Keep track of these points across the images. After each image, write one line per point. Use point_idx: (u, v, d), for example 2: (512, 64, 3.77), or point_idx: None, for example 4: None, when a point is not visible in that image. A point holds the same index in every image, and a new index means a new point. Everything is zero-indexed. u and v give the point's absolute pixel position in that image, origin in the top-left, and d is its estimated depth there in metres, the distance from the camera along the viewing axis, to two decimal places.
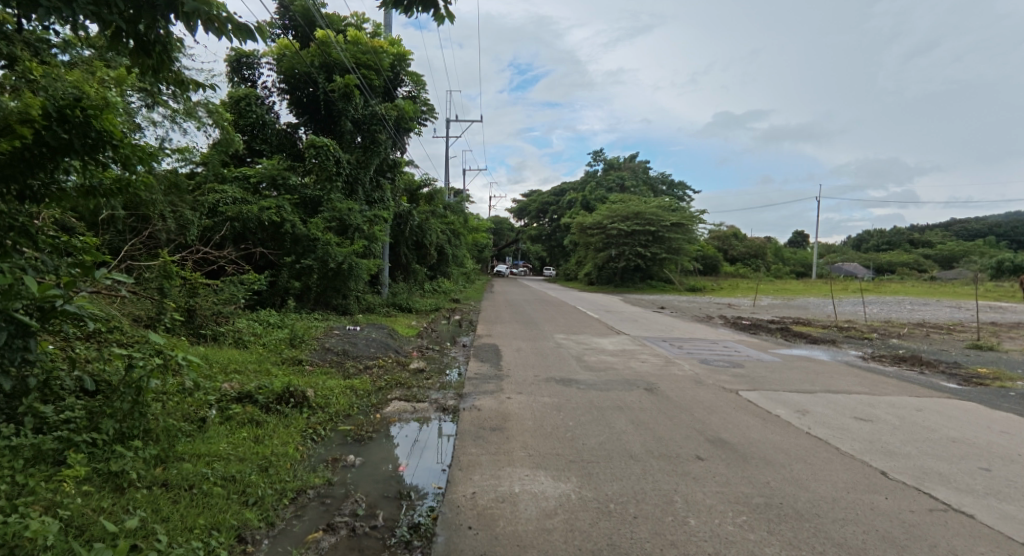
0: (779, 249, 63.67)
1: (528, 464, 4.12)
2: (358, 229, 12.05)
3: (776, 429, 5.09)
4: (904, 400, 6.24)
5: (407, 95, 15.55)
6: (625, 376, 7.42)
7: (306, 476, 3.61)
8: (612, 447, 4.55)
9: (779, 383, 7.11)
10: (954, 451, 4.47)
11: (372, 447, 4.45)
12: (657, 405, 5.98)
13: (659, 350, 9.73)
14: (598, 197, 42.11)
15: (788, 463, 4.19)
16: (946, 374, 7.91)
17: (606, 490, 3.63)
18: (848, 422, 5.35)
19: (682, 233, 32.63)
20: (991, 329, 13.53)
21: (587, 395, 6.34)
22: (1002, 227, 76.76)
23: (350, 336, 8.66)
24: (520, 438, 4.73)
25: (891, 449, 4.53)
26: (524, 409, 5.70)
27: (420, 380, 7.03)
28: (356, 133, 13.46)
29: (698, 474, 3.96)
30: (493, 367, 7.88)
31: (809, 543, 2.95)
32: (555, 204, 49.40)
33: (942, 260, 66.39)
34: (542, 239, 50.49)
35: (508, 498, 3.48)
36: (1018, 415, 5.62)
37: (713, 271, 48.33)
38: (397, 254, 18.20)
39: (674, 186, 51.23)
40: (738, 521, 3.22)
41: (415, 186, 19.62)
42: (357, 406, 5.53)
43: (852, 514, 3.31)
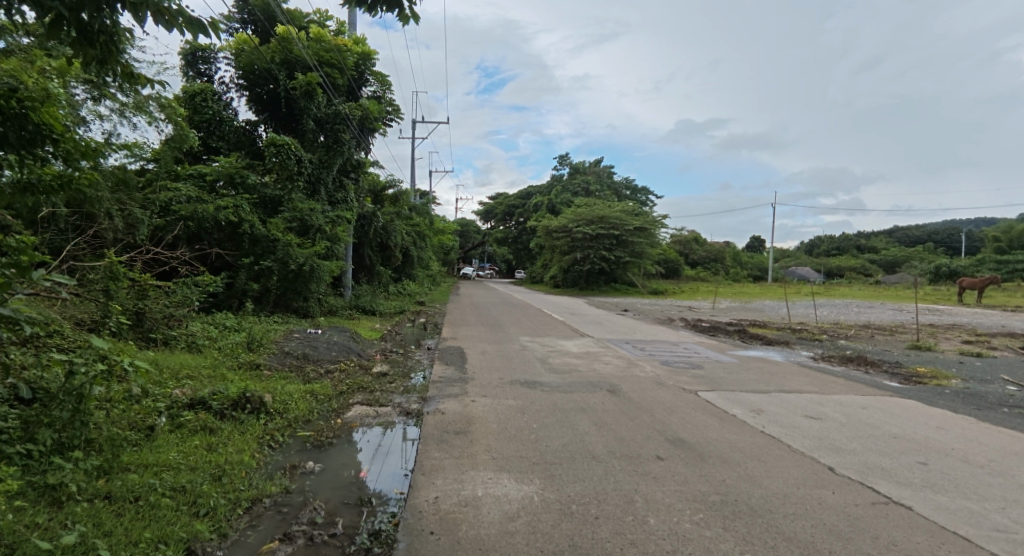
0: (737, 253, 65.91)
1: (491, 467, 4.11)
2: (320, 230, 11.81)
3: (732, 428, 5.26)
4: (851, 398, 6.56)
5: (372, 95, 15.36)
6: (588, 378, 7.52)
7: (262, 485, 3.50)
8: (575, 448, 4.60)
9: (735, 384, 7.35)
10: (895, 447, 4.73)
11: (333, 453, 4.37)
12: (620, 406, 6.08)
13: (622, 352, 9.90)
14: (563, 200, 42.55)
15: (743, 461, 4.34)
16: (888, 373, 8.37)
17: (569, 491, 3.67)
18: (799, 420, 5.58)
19: (645, 237, 33.34)
20: (930, 330, 14.40)
21: (551, 397, 6.38)
22: (940, 234, 81.72)
23: (311, 339, 8.46)
24: (483, 441, 4.73)
25: (838, 446, 4.75)
26: (488, 411, 5.70)
27: (383, 384, 6.93)
28: (319, 132, 13.20)
29: (657, 473, 4.05)
30: (457, 370, 7.84)
31: (762, 538, 3.06)
32: (521, 207, 49.67)
33: (885, 265, 70.23)
34: (508, 242, 50.61)
35: (471, 501, 3.47)
36: (952, 412, 5.99)
37: (675, 274, 49.59)
38: (360, 256, 17.88)
39: (637, 190, 52.32)
40: (695, 518, 3.31)
41: (379, 187, 19.38)
42: (318, 411, 5.41)
43: (802, 509, 3.44)
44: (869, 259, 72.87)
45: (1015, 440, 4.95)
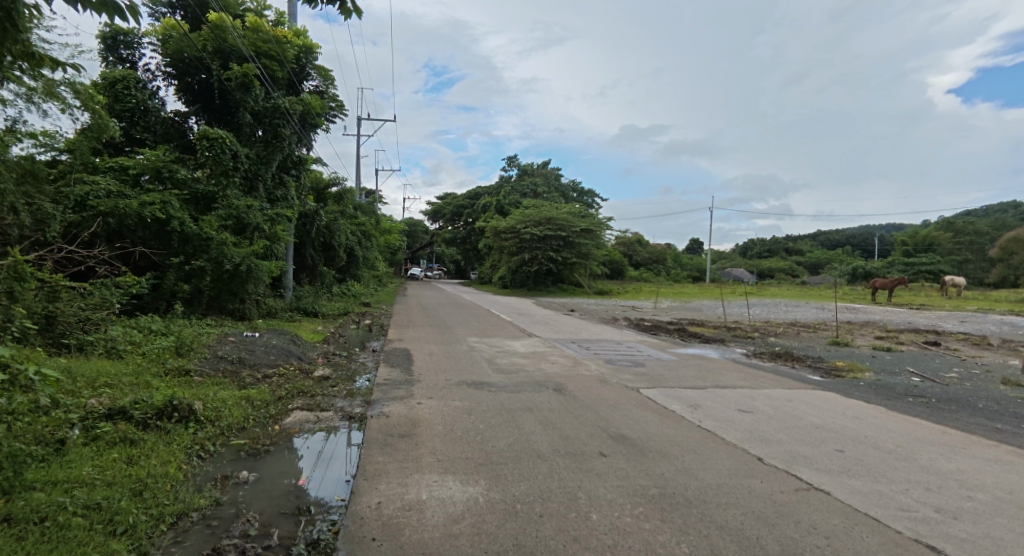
0: (677, 255, 68.56)
1: (436, 469, 4.07)
2: (257, 228, 11.30)
3: (672, 423, 5.46)
4: (779, 392, 6.98)
5: (314, 90, 14.85)
6: (535, 378, 7.59)
7: (189, 498, 3.31)
8: (521, 447, 4.64)
9: (675, 380, 7.65)
10: (816, 436, 5.07)
11: (270, 461, 4.18)
12: (565, 405, 6.18)
13: (568, 352, 10.07)
14: (511, 201, 42.73)
15: (680, 455, 4.52)
16: (812, 367, 8.96)
17: (513, 491, 3.69)
18: (733, 414, 5.87)
19: (591, 239, 34.02)
20: (849, 327, 15.51)
21: (497, 397, 6.41)
22: (858, 238, 88.43)
23: (247, 343, 8.07)
24: (429, 444, 4.67)
25: (767, 437, 5.03)
26: (434, 414, 5.63)
27: (325, 388, 6.71)
28: (256, 126, 12.64)
29: (600, 470, 4.15)
30: (403, 372, 7.71)
31: (696, 528, 3.20)
32: (469, 208, 49.53)
33: (810, 267, 75.21)
34: (456, 242, 50.29)
35: (415, 505, 3.42)
36: (866, 402, 6.51)
37: (619, 274, 51.00)
38: (302, 256, 17.28)
39: (584, 193, 53.43)
40: (635, 512, 3.42)
41: (322, 185, 18.76)
42: (253, 418, 5.17)
43: (733, 497, 3.64)
44: (796, 260, 77.79)
45: (918, 427, 5.43)
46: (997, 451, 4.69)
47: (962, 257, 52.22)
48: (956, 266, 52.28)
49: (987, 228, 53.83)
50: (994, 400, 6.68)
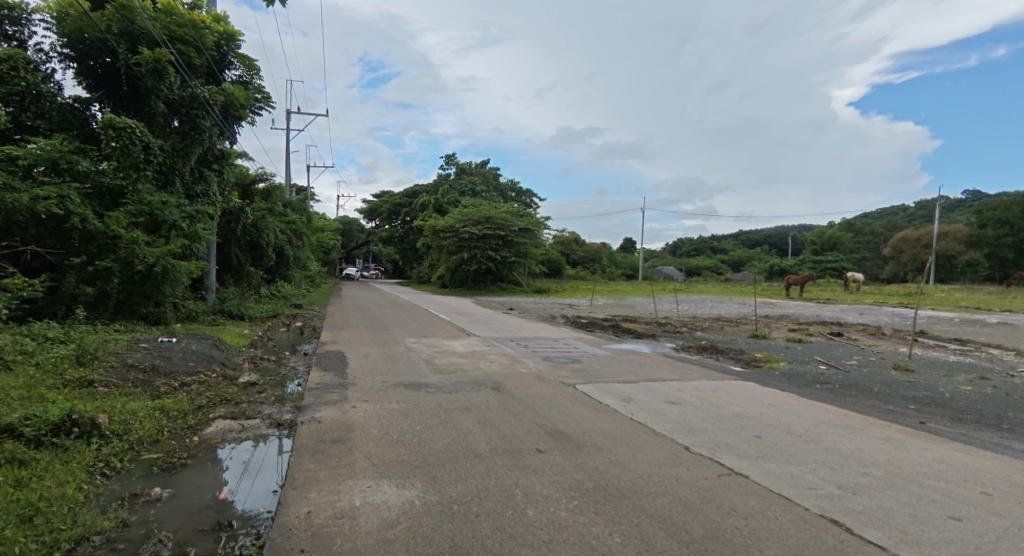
0: (612, 255, 70.77)
1: (370, 474, 3.96)
2: (174, 226, 10.50)
3: (605, 417, 5.63)
4: (704, 383, 7.38)
5: (237, 80, 14.02)
6: (474, 377, 7.57)
7: (91, 521, 3.03)
8: (458, 447, 4.61)
9: (609, 375, 7.90)
10: (737, 424, 5.40)
11: (188, 476, 3.90)
12: (503, 403, 6.21)
13: (507, 350, 10.13)
14: (450, 200, 42.41)
15: (614, 447, 4.67)
16: (734, 359, 9.55)
17: (450, 492, 3.66)
18: (663, 406, 6.14)
19: (530, 238, 34.39)
20: (766, 320, 16.67)
21: (435, 398, 6.34)
22: (775, 237, 95.09)
23: (162, 349, 7.48)
24: (363, 448, 4.54)
25: (694, 427, 5.29)
26: (369, 417, 5.48)
27: (250, 395, 6.34)
28: (171, 116, 11.76)
29: (537, 466, 4.20)
30: (336, 376, 7.43)
31: (627, 517, 3.32)
32: (407, 206, 48.68)
33: (733, 264, 80.26)
34: (394, 241, 49.20)
35: (348, 512, 3.32)
36: (781, 390, 7.02)
37: (557, 273, 51.98)
38: (227, 256, 16.31)
39: (522, 193, 54.03)
40: (570, 506, 3.49)
41: (248, 180, 17.74)
42: (168, 430, 4.79)
43: (662, 486, 3.80)
44: (721, 259, 82.53)
45: (825, 411, 5.91)
46: (888, 430, 5.20)
47: (862, 256, 57.65)
48: (857, 264, 57.63)
49: (883, 230, 59.66)
50: (888, 384, 7.39)
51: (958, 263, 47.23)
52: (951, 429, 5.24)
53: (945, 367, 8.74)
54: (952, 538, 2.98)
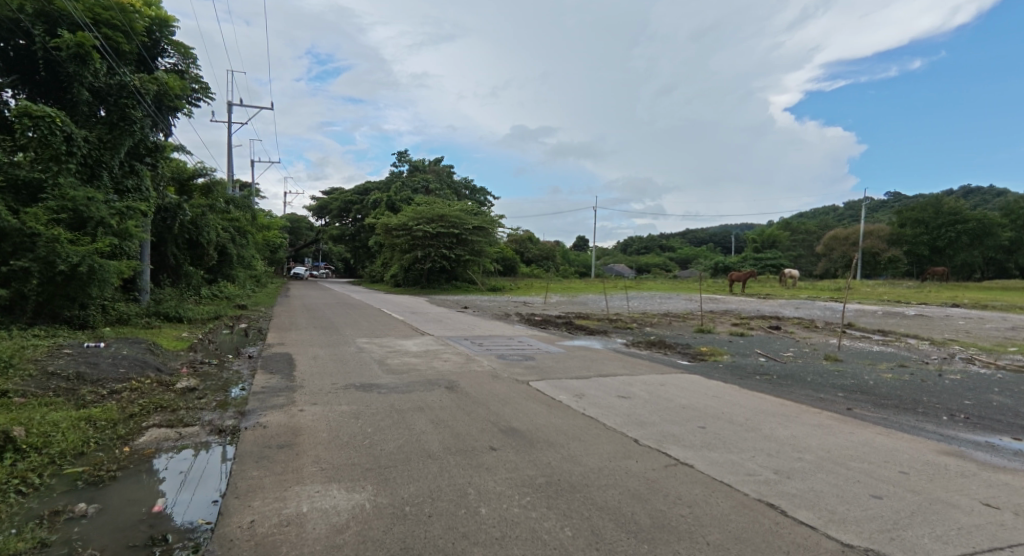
0: (566, 253, 71.84)
1: (319, 479, 3.85)
2: (101, 223, 9.82)
3: (558, 413, 5.71)
4: (652, 377, 7.61)
5: (172, 68, 13.27)
6: (427, 377, 7.48)
7: (2, 544, 2.79)
8: (411, 448, 4.55)
9: (562, 371, 8.02)
10: (683, 416, 5.60)
11: (119, 489, 3.67)
12: (456, 401, 6.18)
13: (461, 349, 10.09)
14: (403, 198, 41.77)
15: (566, 442, 4.74)
16: (680, 353, 9.90)
17: (402, 493, 3.61)
18: (613, 400, 6.29)
19: (484, 236, 34.28)
20: (710, 315, 17.39)
21: (387, 399, 6.23)
22: (719, 236, 99.60)
23: (88, 355, 6.98)
24: (312, 452, 4.41)
25: (643, 420, 5.44)
26: (317, 420, 5.32)
27: (189, 401, 6.02)
28: (97, 105, 10.99)
29: (490, 464, 4.21)
30: (283, 379, 7.18)
31: (578, 511, 3.38)
32: (358, 203, 47.54)
33: (680, 262, 83.27)
34: (345, 239, 47.97)
35: (294, 519, 3.21)
36: (724, 382, 7.34)
37: (511, 271, 52.22)
38: (163, 255, 15.41)
39: (477, 191, 53.92)
40: (523, 502, 3.52)
41: (186, 175, 16.83)
42: (94, 441, 4.48)
43: (612, 479, 3.89)
44: (669, 256, 85.36)
45: (763, 400, 6.23)
46: (820, 417, 5.54)
47: (797, 253, 61.14)
48: (793, 261, 61.06)
49: (816, 229, 63.41)
50: (820, 373, 7.86)
51: (881, 260, 50.91)
52: (874, 414, 5.64)
53: (870, 357, 9.40)
54: (873, 515, 3.21)
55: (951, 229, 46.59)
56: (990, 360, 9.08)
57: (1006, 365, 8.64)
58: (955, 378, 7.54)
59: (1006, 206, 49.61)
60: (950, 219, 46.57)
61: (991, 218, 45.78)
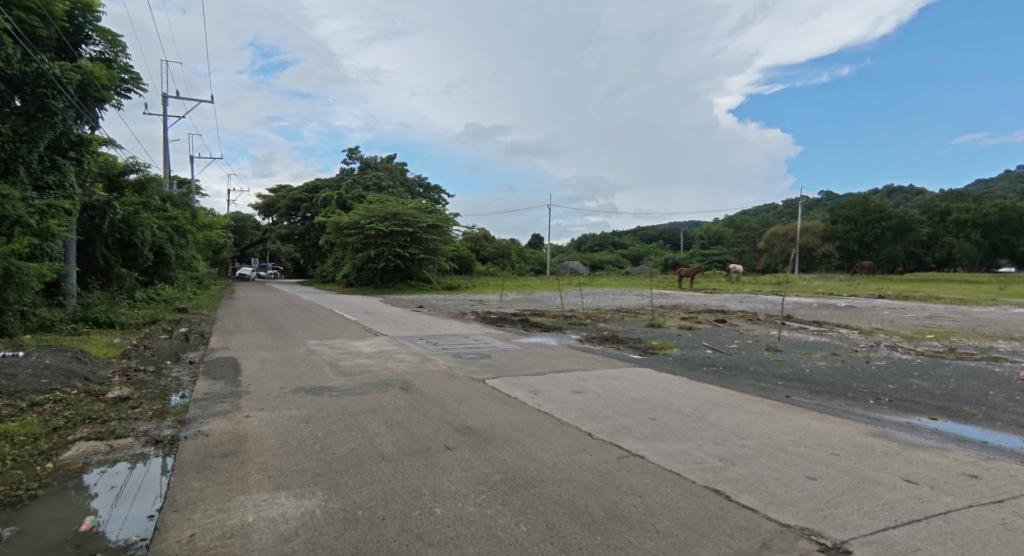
0: (521, 250, 72.25)
1: (266, 487, 3.70)
2: (18, 222, 9.07)
3: (513, 410, 5.73)
4: (606, 372, 7.77)
5: (98, 56, 12.42)
6: (380, 378, 7.33)
7: None
8: (363, 451, 4.46)
9: (518, 369, 8.05)
10: (635, 408, 5.74)
11: (43, 508, 3.41)
12: (411, 402, 6.09)
13: (416, 348, 9.97)
14: (355, 196, 40.81)
15: (521, 439, 4.76)
16: (632, 348, 10.15)
17: (354, 497, 3.53)
18: (568, 395, 6.38)
19: (439, 235, 33.92)
20: (661, 310, 17.94)
21: (339, 401, 6.07)
22: (668, 234, 102.90)
23: (5, 366, 6.43)
24: (258, 460, 4.24)
25: (596, 414, 5.55)
26: (264, 426, 5.11)
27: (122, 411, 5.65)
28: (12, 94, 10.06)
29: (446, 463, 4.18)
30: (228, 384, 6.86)
31: (533, 506, 3.40)
32: (308, 201, 46.04)
33: (632, 259, 85.43)
34: (294, 239, 46.31)
35: (239, 530, 3.08)
36: (673, 374, 7.58)
37: (467, 269, 52.06)
38: (92, 256, 14.38)
39: (431, 189, 53.37)
40: (478, 500, 3.51)
41: (116, 171, 15.79)
42: (11, 459, 4.14)
43: (566, 473, 3.94)
44: (622, 253, 87.41)
45: (710, 391, 6.48)
46: (761, 405, 5.80)
47: (741, 249, 63.96)
48: (737, 256, 63.84)
49: (758, 226, 66.50)
50: (762, 363, 8.24)
51: (817, 254, 54.03)
52: (810, 401, 5.98)
53: (807, 347, 9.95)
54: (809, 496, 3.40)
55: (877, 226, 50.03)
56: (911, 346, 9.80)
57: (925, 351, 9.36)
58: (882, 364, 8.08)
59: (924, 204, 53.75)
60: (876, 217, 49.98)
61: (911, 215, 49.49)
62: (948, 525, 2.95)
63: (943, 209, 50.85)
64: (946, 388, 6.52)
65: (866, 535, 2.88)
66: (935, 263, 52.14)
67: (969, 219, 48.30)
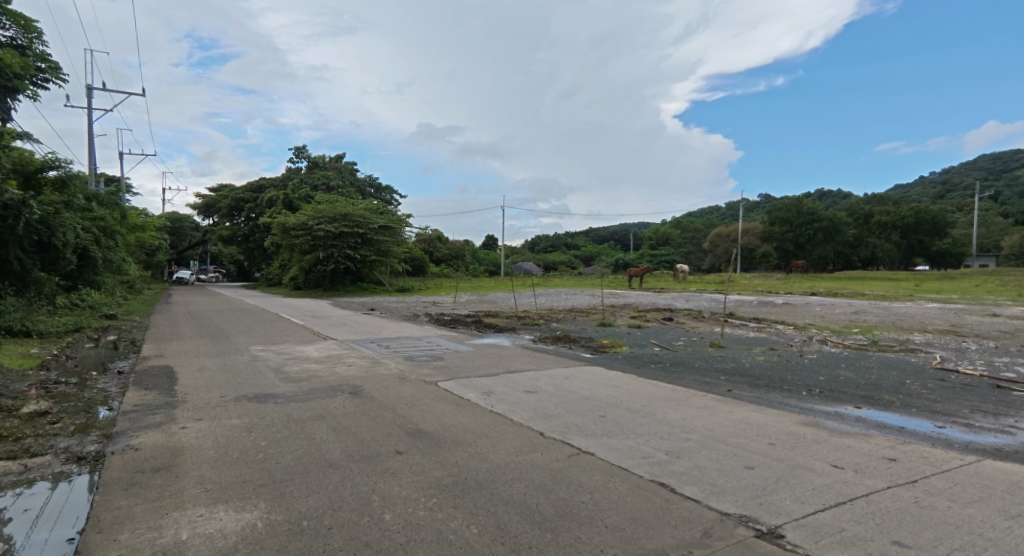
0: (475, 252, 72.12)
1: (203, 501, 3.52)
2: None
3: (466, 411, 5.69)
4: (558, 371, 7.87)
5: (8, 42, 11.45)
6: (328, 383, 7.12)
7: None
8: (310, 459, 4.31)
9: (470, 370, 8.02)
10: (586, 406, 5.83)
11: None
12: (361, 407, 5.95)
13: (366, 352, 9.75)
14: (302, 196, 39.51)
15: (474, 440, 4.74)
16: (584, 347, 10.33)
17: (300, 508, 3.41)
18: (520, 395, 6.41)
19: (390, 235, 33.34)
20: (612, 310, 18.36)
21: (284, 409, 5.84)
22: (619, 234, 105.58)
23: None
24: (195, 473, 4.02)
25: (548, 412, 5.60)
26: (202, 438, 4.85)
27: (40, 427, 5.21)
28: None
29: (396, 468, 4.10)
30: (162, 395, 6.46)
31: (484, 508, 3.39)
32: (252, 201, 44.16)
33: (584, 260, 87.01)
34: (236, 240, 44.23)
35: (171, 549, 2.90)
36: (623, 372, 7.76)
37: (421, 271, 51.39)
38: (4, 259, 13.18)
39: (382, 190, 52.42)
40: (428, 504, 3.46)
41: (32, 167, 14.57)
42: None
43: (518, 473, 3.96)
44: (574, 254, 88.85)
45: (657, 387, 6.68)
46: (705, 399, 6.02)
47: (688, 249, 66.38)
48: (684, 257, 66.21)
49: (702, 227, 69.21)
50: (705, 359, 8.58)
51: (756, 254, 56.86)
52: (749, 393, 6.27)
53: (747, 342, 10.45)
54: (747, 484, 3.55)
55: (810, 227, 53.13)
56: (839, 340, 10.48)
57: (852, 344, 10.02)
58: (814, 357, 8.60)
59: (850, 207, 57.66)
60: (808, 219, 53.08)
61: (839, 217, 52.94)
62: (870, 505, 3.16)
63: (867, 211, 54.64)
64: (869, 378, 7.01)
65: (797, 519, 3.04)
66: (860, 262, 55.99)
67: (890, 221, 52.19)
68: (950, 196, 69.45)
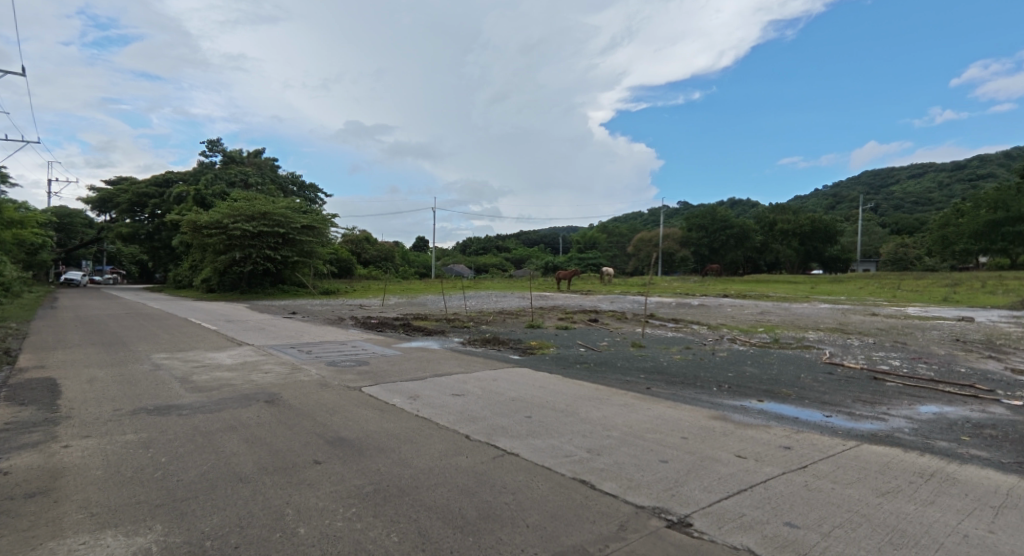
0: (405, 253, 70.78)
1: (87, 527, 3.16)
2: None
3: (390, 417, 5.53)
4: (485, 373, 7.86)
5: None
6: (241, 392, 6.66)
7: None
8: (217, 473, 4.00)
9: (396, 374, 7.82)
10: (513, 408, 5.85)
11: None
12: (276, 416, 5.62)
13: (285, 357, 9.24)
14: (216, 192, 36.93)
15: (397, 446, 4.62)
16: (513, 349, 10.41)
17: (203, 527, 3.15)
18: (447, 398, 6.33)
19: (314, 235, 31.95)
20: (540, 312, 18.69)
21: (190, 421, 5.39)
22: (548, 237, 107.73)
23: None
24: (80, 496, 3.61)
25: (474, 415, 5.57)
26: (90, 456, 4.37)
27: None
28: None
29: (313, 479, 3.90)
30: (42, 410, 5.75)
31: (406, 515, 3.30)
32: (157, 196, 40.65)
33: (515, 262, 87.93)
34: (138, 239, 40.46)
35: None
36: (550, 373, 7.88)
37: (347, 273, 49.63)
38: None
39: (306, 188, 50.14)
40: (347, 514, 3.32)
41: None
42: None
43: (442, 477, 3.90)
44: (506, 257, 89.58)
45: (582, 387, 6.84)
46: (626, 397, 6.24)
47: (614, 253, 68.97)
48: (610, 261, 68.69)
49: (626, 232, 72.19)
50: (628, 359, 8.91)
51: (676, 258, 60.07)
52: (667, 391, 6.57)
53: (666, 342, 11.00)
54: (661, 477, 3.72)
55: (723, 234, 56.99)
56: (746, 338, 11.30)
57: (758, 342, 10.83)
58: (724, 355, 9.20)
59: (757, 215, 62.48)
60: (721, 226, 56.91)
61: (749, 225, 57.17)
62: (767, 491, 3.40)
63: (771, 220, 59.48)
64: (772, 373, 7.58)
65: (704, 507, 3.22)
66: (766, 266, 60.77)
67: (791, 229, 57.11)
68: (840, 207, 77.23)
